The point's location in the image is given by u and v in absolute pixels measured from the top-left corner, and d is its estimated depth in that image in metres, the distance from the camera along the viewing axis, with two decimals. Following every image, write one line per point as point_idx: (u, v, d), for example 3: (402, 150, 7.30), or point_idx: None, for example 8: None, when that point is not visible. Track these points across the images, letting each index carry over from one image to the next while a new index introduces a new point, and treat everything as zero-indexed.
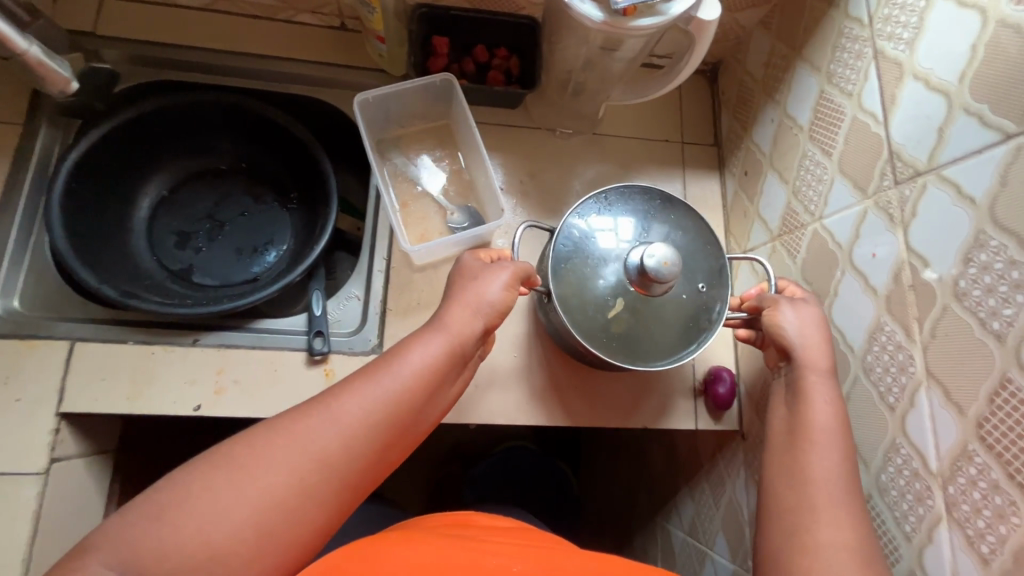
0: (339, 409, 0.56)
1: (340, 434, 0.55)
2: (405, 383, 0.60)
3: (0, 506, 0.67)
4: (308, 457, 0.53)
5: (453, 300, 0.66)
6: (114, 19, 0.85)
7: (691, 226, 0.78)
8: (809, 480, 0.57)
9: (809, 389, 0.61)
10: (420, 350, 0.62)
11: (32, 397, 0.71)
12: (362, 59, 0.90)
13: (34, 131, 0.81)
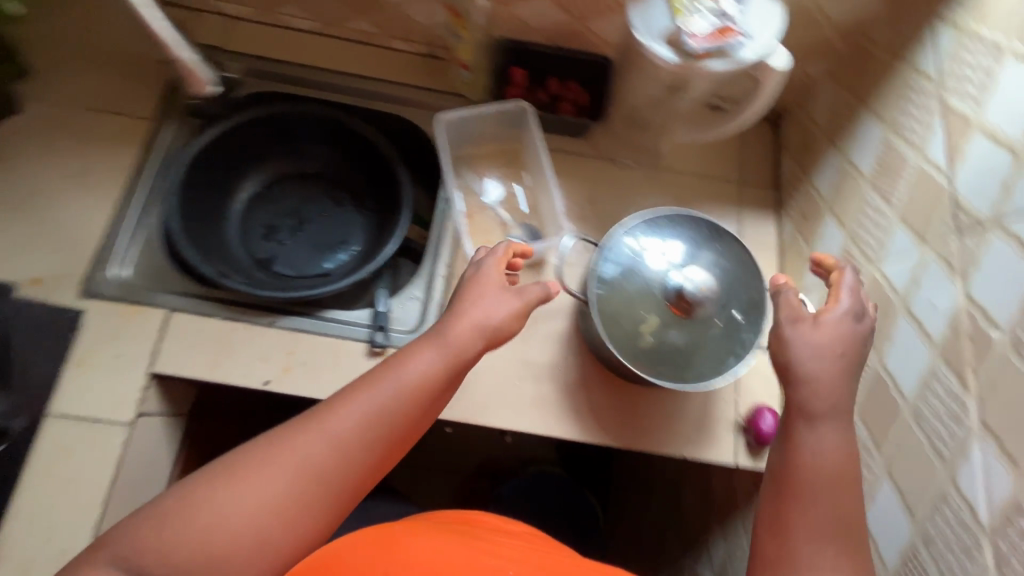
0: (332, 423, 0.58)
1: (334, 445, 0.57)
2: (399, 399, 0.61)
3: (92, 449, 0.76)
4: (303, 466, 0.55)
5: (460, 314, 0.66)
6: (237, 37, 0.98)
7: (730, 254, 0.79)
8: (797, 530, 0.57)
9: (805, 433, 0.61)
10: (413, 365, 0.62)
11: (130, 355, 0.81)
12: (444, 84, 0.99)
13: (161, 126, 0.93)
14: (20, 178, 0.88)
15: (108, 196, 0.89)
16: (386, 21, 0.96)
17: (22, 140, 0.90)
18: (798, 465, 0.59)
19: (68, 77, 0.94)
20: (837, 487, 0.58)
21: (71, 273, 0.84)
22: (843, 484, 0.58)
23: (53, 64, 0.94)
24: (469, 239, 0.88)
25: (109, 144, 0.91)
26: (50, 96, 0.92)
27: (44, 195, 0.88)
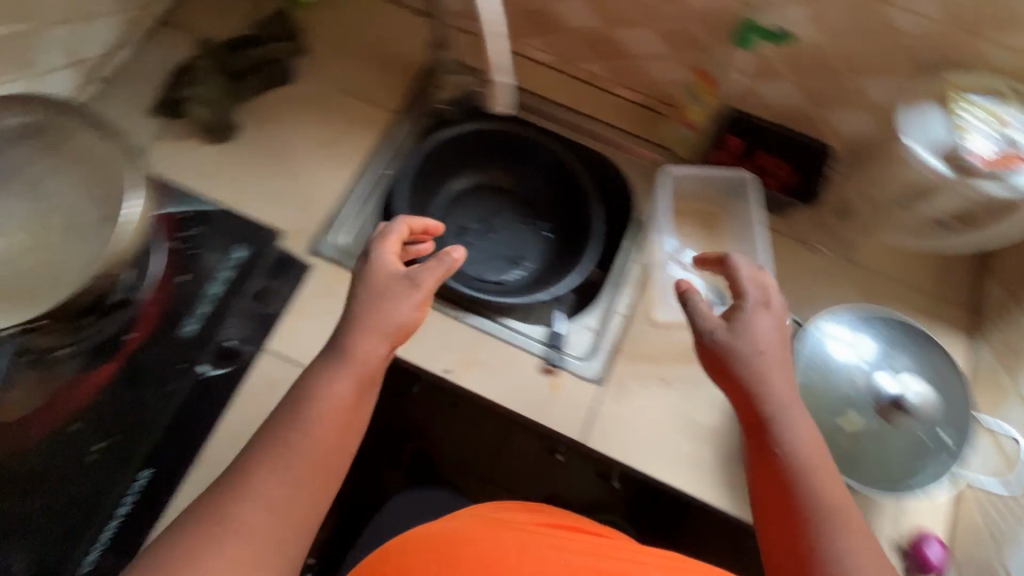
0: (327, 399, 0.64)
1: (331, 414, 0.64)
2: (350, 375, 0.66)
3: (293, 388, 0.85)
4: (313, 435, 0.62)
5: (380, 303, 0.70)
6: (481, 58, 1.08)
7: (929, 364, 0.79)
8: (796, 522, 0.60)
9: (779, 430, 0.65)
10: (362, 327, 0.68)
11: (337, 314, 0.90)
12: (654, 134, 1.04)
13: (399, 119, 1.04)
14: (275, 138, 0.99)
15: (343, 171, 1.00)
16: (620, 71, 1.03)
17: (284, 106, 1.02)
18: (772, 454, 0.64)
19: (334, 62, 1.07)
20: (823, 473, 0.63)
21: (303, 229, 0.94)
22: (811, 473, 0.62)
23: (326, 48, 1.07)
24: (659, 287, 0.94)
25: (355, 126, 1.02)
26: (317, 74, 1.06)
27: (292, 157, 0.99)
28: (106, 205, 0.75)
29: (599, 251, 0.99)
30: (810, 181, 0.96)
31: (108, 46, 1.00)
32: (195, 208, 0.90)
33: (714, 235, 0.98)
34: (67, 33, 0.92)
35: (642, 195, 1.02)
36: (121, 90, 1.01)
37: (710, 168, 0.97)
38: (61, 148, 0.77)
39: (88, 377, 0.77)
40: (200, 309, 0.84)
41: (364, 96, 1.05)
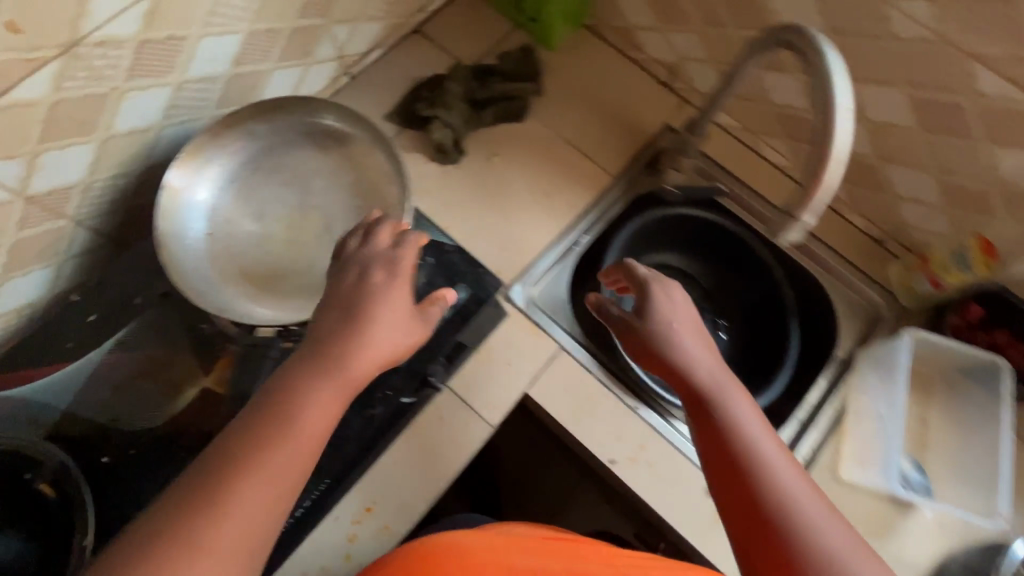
0: (299, 415, 0.53)
1: (298, 431, 0.52)
2: (333, 392, 0.55)
3: (460, 431, 0.85)
4: (282, 455, 0.51)
5: (372, 316, 0.58)
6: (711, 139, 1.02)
7: None
8: (785, 563, 0.52)
9: (729, 416, 0.60)
10: (371, 340, 0.57)
11: (516, 368, 0.89)
12: (876, 273, 0.97)
13: (615, 184, 1.02)
14: (499, 176, 1.01)
15: (550, 221, 0.99)
16: (867, 201, 0.95)
17: (513, 145, 1.03)
18: (733, 455, 0.57)
19: (566, 112, 1.06)
20: (816, 509, 0.54)
21: (503, 273, 0.95)
22: (790, 491, 0.55)
23: (561, 97, 1.07)
24: (860, 446, 0.86)
25: (573, 183, 1.02)
26: (548, 121, 1.05)
27: (508, 198, 1.00)
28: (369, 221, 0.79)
29: (819, 382, 0.92)
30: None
31: (367, 47, 1.03)
32: (434, 237, 0.93)
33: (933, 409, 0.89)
34: (344, 30, 0.95)
35: (848, 338, 0.95)
36: (365, 90, 1.04)
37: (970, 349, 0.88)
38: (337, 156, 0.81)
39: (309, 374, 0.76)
40: None
41: (587, 152, 1.04)
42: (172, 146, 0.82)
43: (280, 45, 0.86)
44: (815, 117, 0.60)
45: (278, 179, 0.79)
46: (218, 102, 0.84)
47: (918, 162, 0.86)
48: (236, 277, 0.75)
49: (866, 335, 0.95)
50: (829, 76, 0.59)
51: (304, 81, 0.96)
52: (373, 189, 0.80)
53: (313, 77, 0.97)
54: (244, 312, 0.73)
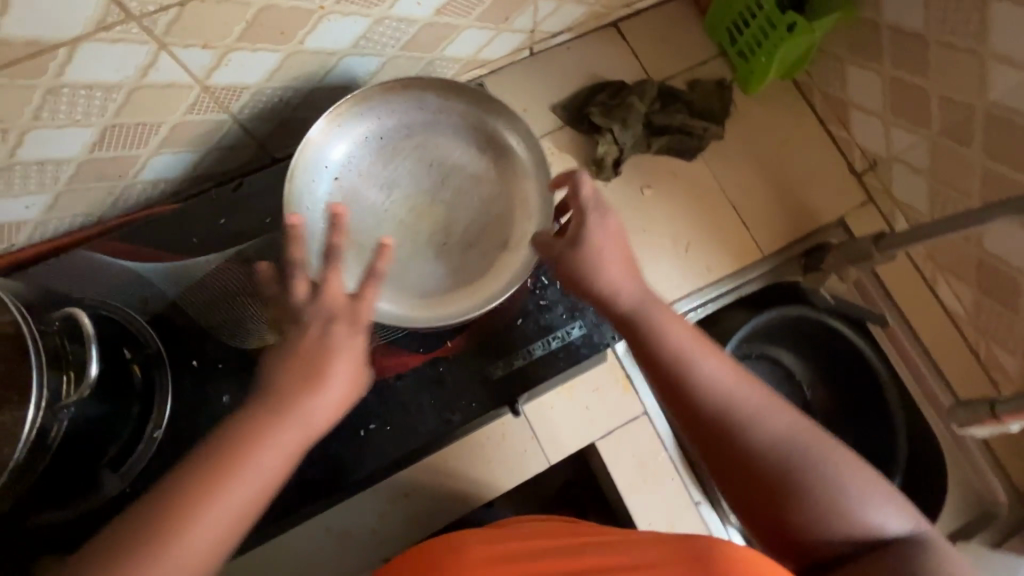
0: (248, 457, 0.49)
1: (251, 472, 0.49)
2: (288, 441, 0.50)
3: (516, 456, 0.82)
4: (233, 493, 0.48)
5: (326, 368, 0.52)
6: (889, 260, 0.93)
7: None
8: (740, 460, 0.54)
9: (655, 335, 0.59)
10: (329, 397, 0.52)
11: (592, 415, 0.85)
12: (1010, 467, 0.86)
13: (764, 262, 0.94)
14: (646, 211, 0.93)
15: (678, 276, 0.92)
16: None
17: (670, 183, 0.95)
18: (659, 360, 0.58)
19: (738, 167, 0.97)
20: (761, 401, 0.56)
21: None
22: (713, 384, 0.56)
23: (738, 149, 0.97)
24: None
25: (718, 246, 0.93)
26: (716, 170, 0.96)
27: (646, 236, 0.92)
28: (485, 241, 0.78)
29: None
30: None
31: (560, 28, 0.96)
32: None
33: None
34: (547, 7, 0.88)
35: (946, 520, 0.87)
36: (541, 73, 0.98)
37: None
38: (488, 165, 0.81)
39: (405, 353, 0.77)
40: (512, 360, 0.78)
41: (744, 218, 0.95)
42: (346, 74, 0.79)
43: (484, 7, 0.80)
44: None
45: (423, 155, 0.79)
46: (404, 45, 0.79)
47: None
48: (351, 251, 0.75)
49: (970, 526, 0.86)
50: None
51: (488, 45, 0.90)
52: (503, 214, 0.79)
53: (498, 43, 0.91)
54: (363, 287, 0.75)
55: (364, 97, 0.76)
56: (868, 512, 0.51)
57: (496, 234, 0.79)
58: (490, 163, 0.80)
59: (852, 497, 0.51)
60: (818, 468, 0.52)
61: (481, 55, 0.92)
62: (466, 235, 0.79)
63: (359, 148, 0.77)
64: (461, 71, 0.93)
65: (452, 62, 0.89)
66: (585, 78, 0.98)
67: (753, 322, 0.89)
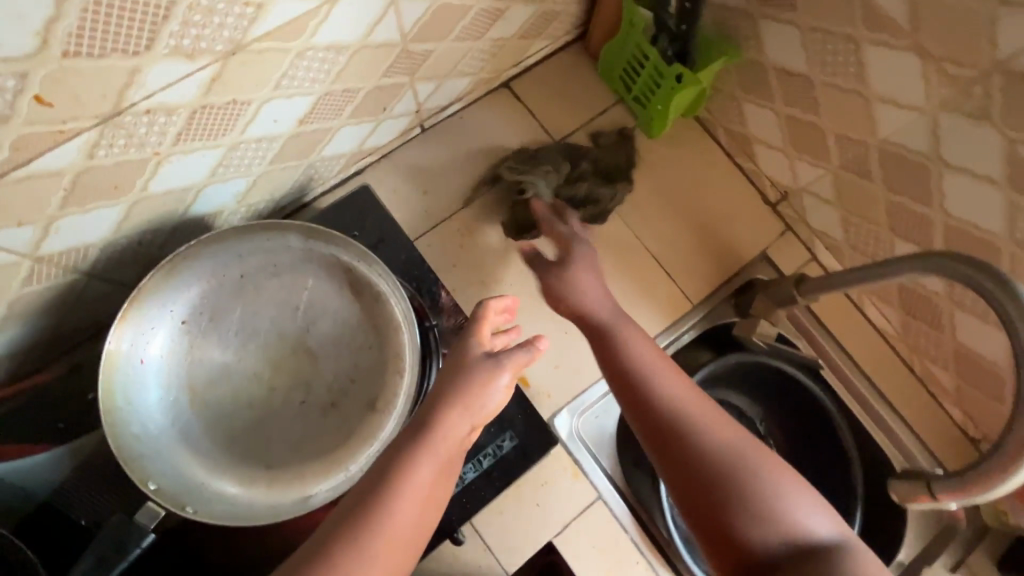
0: (375, 540, 0.43)
1: (407, 536, 0.45)
2: (441, 478, 0.47)
3: (472, 574, 0.76)
4: (385, 559, 0.43)
5: (471, 392, 0.49)
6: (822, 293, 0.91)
7: None
8: (700, 471, 0.51)
9: (620, 346, 0.61)
10: (466, 423, 0.48)
11: (546, 510, 0.79)
12: None
13: (695, 311, 0.91)
14: None
15: None
16: (975, 403, 0.83)
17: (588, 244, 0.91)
18: (620, 365, 0.59)
19: (654, 215, 0.94)
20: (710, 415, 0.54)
21: (550, 395, 0.84)
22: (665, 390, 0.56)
23: (650, 198, 0.95)
24: None
25: (647, 302, 0.90)
26: (633, 222, 0.93)
27: None
28: (351, 405, 0.63)
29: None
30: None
31: (448, 100, 0.91)
32: None
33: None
34: (427, 87, 0.83)
35: (911, 542, 0.86)
36: (436, 148, 0.92)
37: None
38: (348, 312, 0.66)
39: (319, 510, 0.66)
40: None
41: (669, 268, 0.92)
42: (212, 201, 0.71)
43: (354, 105, 0.74)
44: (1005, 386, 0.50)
45: (267, 314, 0.65)
46: (271, 159, 0.72)
47: None
48: (204, 440, 0.61)
49: (935, 544, 0.85)
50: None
51: (372, 135, 0.84)
52: (370, 365, 0.65)
53: (384, 129, 0.85)
54: (213, 489, 0.59)
55: (180, 260, 0.61)
56: (815, 532, 0.49)
57: (364, 395, 0.64)
58: (349, 305, 0.66)
59: (798, 516, 0.49)
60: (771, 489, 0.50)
61: (368, 144, 0.86)
62: (326, 397, 0.64)
63: (180, 321, 0.62)
64: (349, 163, 0.86)
65: (335, 158, 0.82)
66: (483, 147, 0.93)
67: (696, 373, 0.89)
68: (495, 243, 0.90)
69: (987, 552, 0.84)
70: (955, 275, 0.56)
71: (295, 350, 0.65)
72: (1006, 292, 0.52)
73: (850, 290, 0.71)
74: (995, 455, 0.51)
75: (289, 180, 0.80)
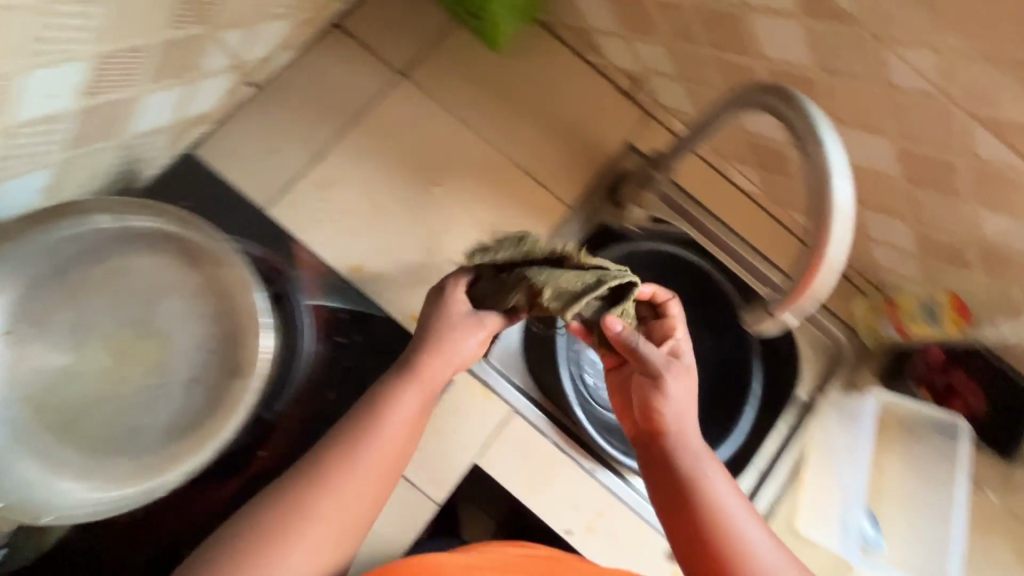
0: (364, 460, 0.57)
1: (390, 459, 0.58)
2: (419, 413, 0.61)
3: (404, 512, 0.77)
4: (370, 478, 0.57)
5: (444, 327, 0.62)
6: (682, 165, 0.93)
7: None
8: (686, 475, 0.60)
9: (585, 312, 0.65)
10: (443, 365, 0.62)
11: (464, 436, 0.80)
12: (843, 310, 0.93)
13: (574, 213, 0.91)
14: (440, 209, 0.88)
15: None
16: None
17: (455, 171, 0.89)
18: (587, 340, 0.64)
19: (517, 129, 0.93)
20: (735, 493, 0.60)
21: None
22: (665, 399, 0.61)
23: (509, 112, 0.93)
24: (825, 504, 0.84)
25: (525, 215, 0.90)
26: (496, 140, 0.91)
27: (451, 234, 0.87)
28: (217, 377, 0.61)
29: (779, 428, 0.89)
30: (1007, 438, 0.86)
31: (271, 49, 0.85)
32: None
33: (888, 456, 0.88)
34: (237, 36, 0.76)
35: (808, 379, 0.92)
36: (274, 104, 0.86)
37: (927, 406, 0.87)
38: (193, 285, 0.63)
39: (220, 482, 0.64)
40: None
41: (542, 177, 0.92)
42: (13, 204, 0.64)
43: (148, 68, 0.67)
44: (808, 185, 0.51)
45: (103, 309, 0.60)
46: (71, 144, 0.65)
47: (895, 209, 0.75)
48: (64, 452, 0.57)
49: (827, 374, 0.93)
50: (823, 167, 0.49)
51: (191, 100, 0.77)
52: (226, 331, 0.62)
53: (205, 92, 0.78)
54: (86, 501, 0.55)
55: None
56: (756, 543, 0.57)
57: (228, 364, 0.61)
58: (190, 276, 0.63)
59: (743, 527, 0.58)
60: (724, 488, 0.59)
61: (191, 111, 0.79)
62: (189, 373, 0.61)
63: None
64: (176, 137, 0.80)
65: (155, 133, 0.76)
66: (324, 93, 0.88)
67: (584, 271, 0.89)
68: (358, 190, 0.86)
69: (873, 371, 0.92)
70: (753, 107, 0.56)
71: (145, 335, 0.61)
72: (791, 107, 0.51)
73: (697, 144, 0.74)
74: (810, 251, 0.52)
75: (105, 164, 0.73)
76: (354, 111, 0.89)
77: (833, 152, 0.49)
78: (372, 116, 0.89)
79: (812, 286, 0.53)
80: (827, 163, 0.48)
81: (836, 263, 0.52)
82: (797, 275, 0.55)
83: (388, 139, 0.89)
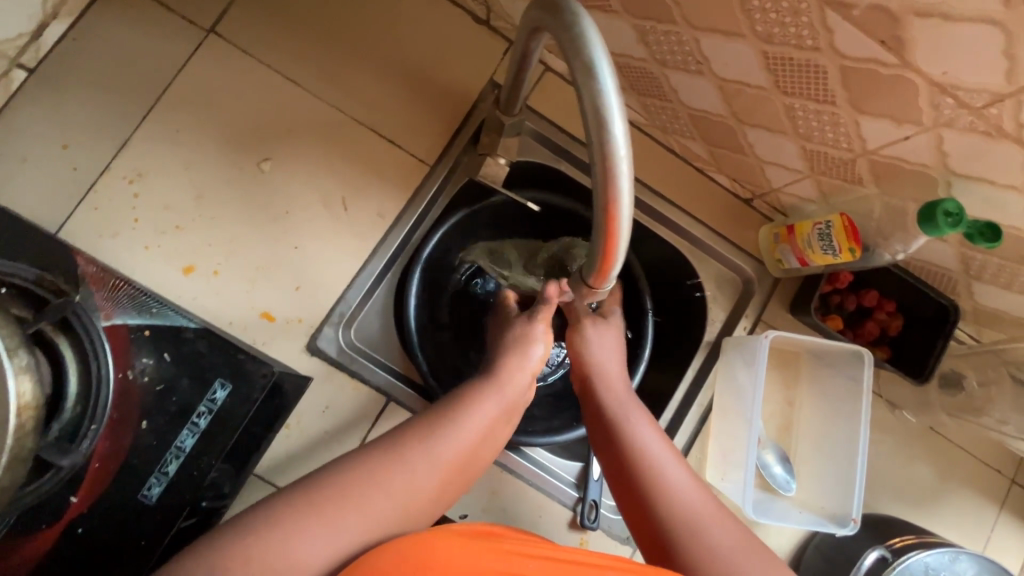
0: (442, 447, 0.57)
1: (462, 454, 0.58)
2: (499, 421, 0.62)
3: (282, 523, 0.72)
4: (443, 467, 0.56)
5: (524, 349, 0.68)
6: (538, 88, 0.82)
7: None
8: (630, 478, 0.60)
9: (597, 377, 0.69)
10: (522, 372, 0.66)
11: (337, 435, 0.74)
12: (746, 239, 0.85)
13: (436, 174, 0.81)
14: (275, 188, 0.76)
15: (352, 237, 0.78)
16: (730, 163, 0.78)
17: (289, 141, 0.77)
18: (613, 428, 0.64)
19: (355, 81, 0.79)
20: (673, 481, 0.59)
21: (302, 319, 0.75)
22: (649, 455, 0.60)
23: (345, 61, 0.79)
24: (722, 455, 0.79)
25: (379, 182, 0.79)
26: (334, 97, 0.79)
27: (294, 215, 0.76)
28: None
29: (687, 375, 0.85)
30: (922, 358, 0.78)
31: (34, 22, 0.69)
32: (168, 321, 0.62)
33: (802, 391, 0.83)
34: None
35: (714, 319, 0.86)
36: (57, 88, 0.72)
37: (826, 339, 0.77)
38: None
39: (22, 542, 0.55)
40: (164, 469, 0.60)
41: (392, 135, 0.80)
42: None
43: None
44: (589, 125, 0.42)
45: None
46: None
47: (776, 125, 0.64)
48: None
49: (734, 311, 0.86)
50: (597, 111, 0.41)
51: None
52: None
53: None
54: None
55: None
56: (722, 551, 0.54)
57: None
58: None
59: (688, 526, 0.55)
60: (684, 506, 0.57)
61: None
62: None
63: None
64: None
65: None
66: (117, 68, 0.74)
67: (434, 232, 0.82)
68: (175, 178, 0.74)
69: (783, 302, 0.85)
70: (537, 24, 0.47)
71: None
72: (565, 22, 0.43)
73: (528, 71, 0.62)
74: (601, 205, 0.45)
75: None
76: (160, 84, 0.75)
77: (607, 92, 0.41)
78: (181, 88, 0.75)
79: (608, 266, 0.49)
80: (598, 111, 0.41)
81: (627, 229, 0.46)
82: (598, 230, 0.47)
83: (203, 113, 0.76)
